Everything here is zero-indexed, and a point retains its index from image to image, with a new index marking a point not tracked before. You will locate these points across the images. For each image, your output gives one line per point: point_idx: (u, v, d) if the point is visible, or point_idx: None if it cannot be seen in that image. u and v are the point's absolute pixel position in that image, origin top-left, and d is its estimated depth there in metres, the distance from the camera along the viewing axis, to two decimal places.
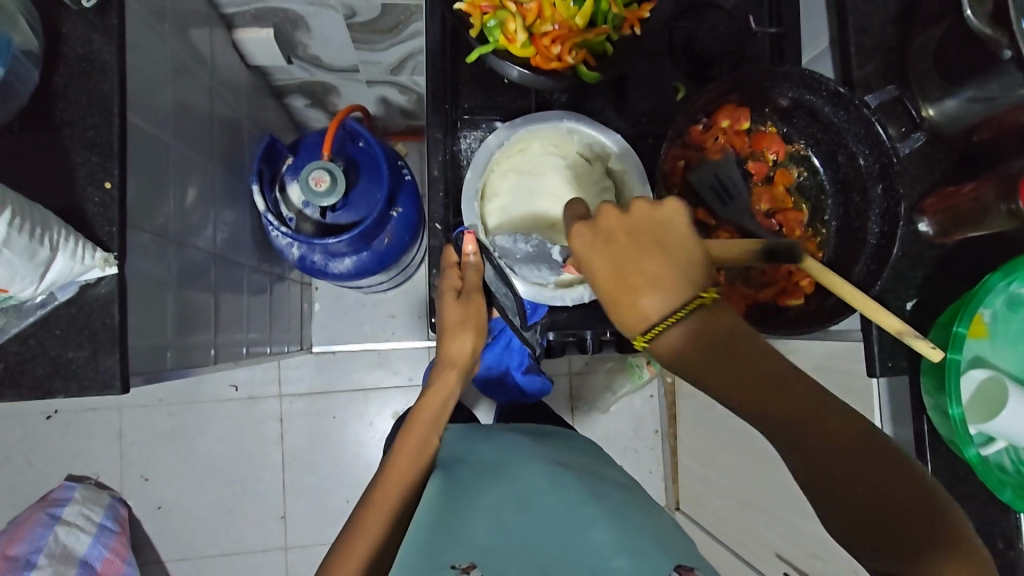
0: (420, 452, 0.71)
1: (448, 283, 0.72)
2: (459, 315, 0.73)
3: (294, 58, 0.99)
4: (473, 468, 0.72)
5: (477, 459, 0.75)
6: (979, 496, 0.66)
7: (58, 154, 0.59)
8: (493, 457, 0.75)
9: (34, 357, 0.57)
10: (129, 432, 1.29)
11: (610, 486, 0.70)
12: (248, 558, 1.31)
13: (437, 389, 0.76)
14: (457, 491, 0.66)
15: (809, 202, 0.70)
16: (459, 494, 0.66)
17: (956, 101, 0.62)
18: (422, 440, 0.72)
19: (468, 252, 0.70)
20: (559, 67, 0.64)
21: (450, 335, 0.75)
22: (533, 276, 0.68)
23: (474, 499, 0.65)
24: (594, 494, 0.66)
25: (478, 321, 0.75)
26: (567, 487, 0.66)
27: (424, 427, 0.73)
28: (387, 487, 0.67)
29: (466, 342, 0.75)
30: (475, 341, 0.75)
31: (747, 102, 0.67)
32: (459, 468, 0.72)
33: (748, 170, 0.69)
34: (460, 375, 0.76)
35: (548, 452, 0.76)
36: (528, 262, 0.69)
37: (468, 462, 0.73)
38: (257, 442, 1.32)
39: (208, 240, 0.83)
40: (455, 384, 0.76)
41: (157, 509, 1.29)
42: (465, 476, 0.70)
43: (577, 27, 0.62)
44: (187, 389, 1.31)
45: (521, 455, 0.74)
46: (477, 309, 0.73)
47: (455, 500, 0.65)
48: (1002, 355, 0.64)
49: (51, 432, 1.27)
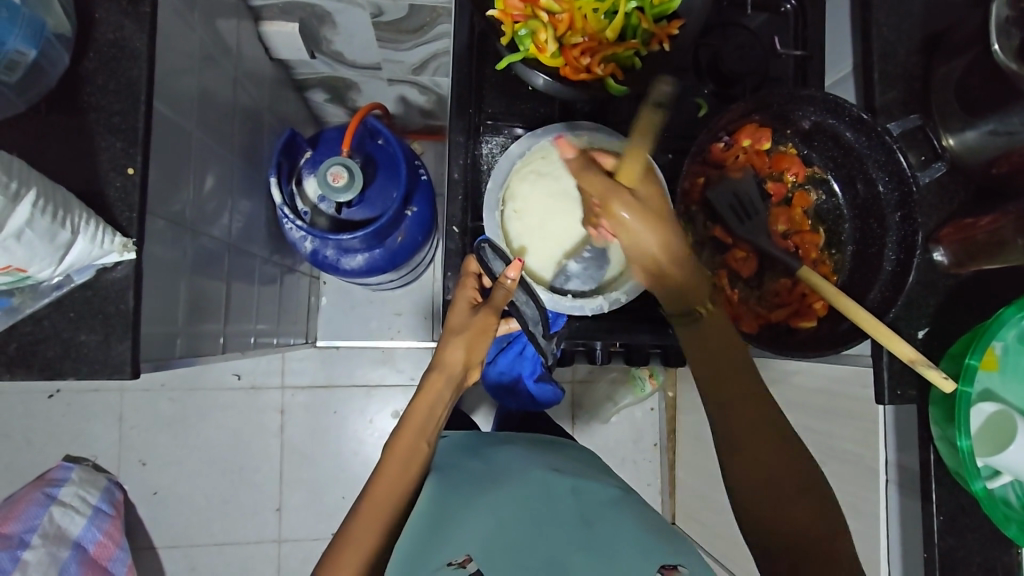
0: (409, 463, 0.68)
1: (464, 295, 0.71)
2: (462, 323, 0.71)
3: (318, 53, 1.00)
4: (469, 470, 0.73)
5: (470, 462, 0.75)
6: (983, 529, 0.67)
7: (83, 137, 0.59)
8: (489, 460, 0.76)
9: (46, 338, 0.57)
10: (129, 415, 1.30)
11: (605, 489, 0.70)
12: (239, 549, 1.31)
13: (423, 398, 0.72)
14: (454, 491, 0.68)
15: (826, 225, 0.70)
16: (456, 493, 0.67)
17: (977, 133, 0.62)
18: (410, 449, 0.69)
19: (507, 276, 0.68)
20: (588, 79, 0.63)
21: (445, 341, 0.72)
22: (520, 238, 0.71)
23: (472, 500, 0.66)
24: (590, 507, 0.66)
25: (479, 337, 0.72)
26: (562, 496, 0.67)
27: (413, 432, 0.70)
28: (376, 499, 0.64)
29: (461, 351, 0.72)
30: (471, 347, 0.72)
31: (769, 123, 0.67)
32: (455, 470, 0.73)
33: (767, 189, 0.69)
34: (449, 382, 0.73)
35: (546, 459, 0.77)
36: (527, 225, 0.70)
37: (465, 467, 0.74)
38: (256, 433, 1.33)
39: (223, 228, 0.83)
40: (444, 393, 0.73)
41: (152, 494, 1.29)
42: (462, 477, 0.71)
43: (606, 39, 0.63)
44: (189, 376, 1.31)
45: (520, 461, 0.75)
46: (482, 324, 0.71)
47: (452, 497, 0.66)
48: (1013, 390, 0.64)
49: (51, 412, 1.27)
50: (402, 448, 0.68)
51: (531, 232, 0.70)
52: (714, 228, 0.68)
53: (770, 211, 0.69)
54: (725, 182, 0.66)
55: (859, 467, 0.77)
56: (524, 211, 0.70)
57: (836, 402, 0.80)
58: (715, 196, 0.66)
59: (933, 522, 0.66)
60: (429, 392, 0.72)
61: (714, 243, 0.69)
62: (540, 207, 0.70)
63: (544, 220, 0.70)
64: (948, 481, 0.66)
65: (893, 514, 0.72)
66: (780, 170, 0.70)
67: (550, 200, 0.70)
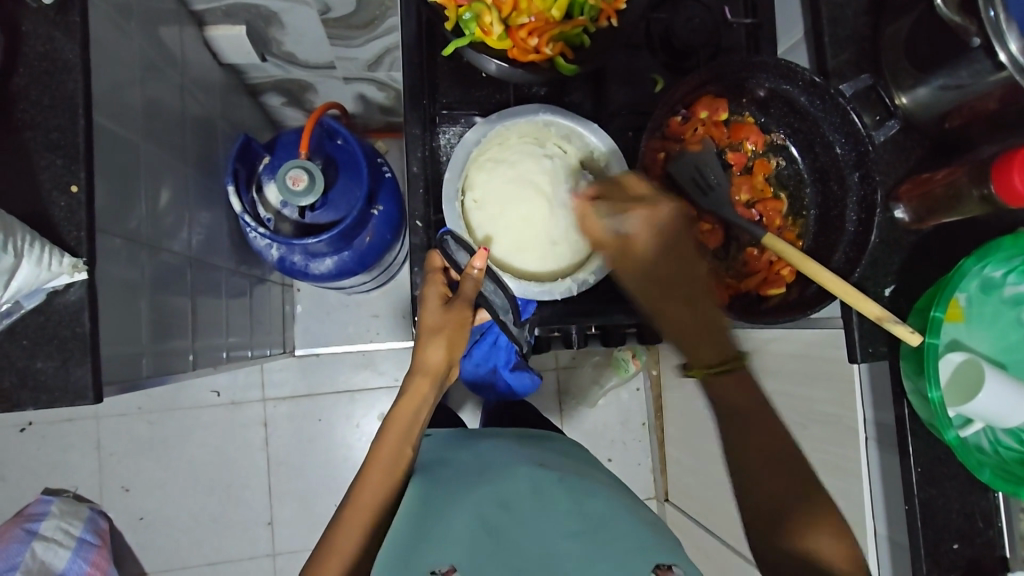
0: (393, 470, 0.68)
1: (434, 291, 0.70)
2: (437, 321, 0.70)
3: (268, 55, 0.98)
4: (453, 469, 0.73)
5: (455, 460, 0.75)
6: (959, 477, 0.68)
7: (20, 156, 0.57)
8: (475, 456, 0.76)
9: (0, 369, 0.55)
10: (107, 442, 1.28)
11: (593, 482, 0.70)
12: (234, 566, 1.30)
13: (407, 400, 0.72)
14: (440, 492, 0.67)
15: (788, 191, 0.70)
16: (438, 494, 0.67)
17: (928, 89, 0.63)
18: (394, 454, 0.69)
19: (473, 266, 0.67)
20: (537, 59, 0.63)
21: (424, 342, 0.71)
22: (482, 230, 0.70)
23: (457, 501, 0.65)
24: (579, 497, 0.66)
25: (456, 333, 0.71)
26: (550, 490, 0.66)
27: (397, 438, 0.70)
28: (361, 503, 0.65)
29: (440, 350, 0.71)
30: (451, 344, 0.72)
31: (724, 93, 0.67)
32: (441, 471, 0.72)
33: (727, 160, 0.69)
34: (432, 381, 0.73)
35: (534, 453, 0.76)
36: (489, 215, 0.70)
37: (449, 466, 0.74)
38: (240, 448, 1.31)
39: (184, 242, 0.81)
40: (429, 393, 0.73)
41: (139, 520, 1.28)
42: (447, 477, 0.71)
43: (554, 18, 0.62)
44: (166, 397, 1.30)
45: (507, 457, 0.74)
46: (458, 321, 0.70)
47: (436, 500, 0.66)
48: (978, 338, 0.66)
49: (25, 445, 1.25)
50: (385, 455, 0.69)
51: (494, 219, 0.70)
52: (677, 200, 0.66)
53: (732, 180, 0.69)
54: (685, 155, 0.66)
55: (839, 428, 0.78)
56: (484, 201, 0.70)
57: (810, 366, 0.81)
58: (677, 169, 0.65)
59: (912, 474, 0.67)
60: (411, 394, 0.72)
61: None
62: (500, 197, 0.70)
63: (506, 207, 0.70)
64: (923, 433, 0.67)
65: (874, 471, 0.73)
66: (739, 139, 0.69)
67: (512, 185, 0.70)
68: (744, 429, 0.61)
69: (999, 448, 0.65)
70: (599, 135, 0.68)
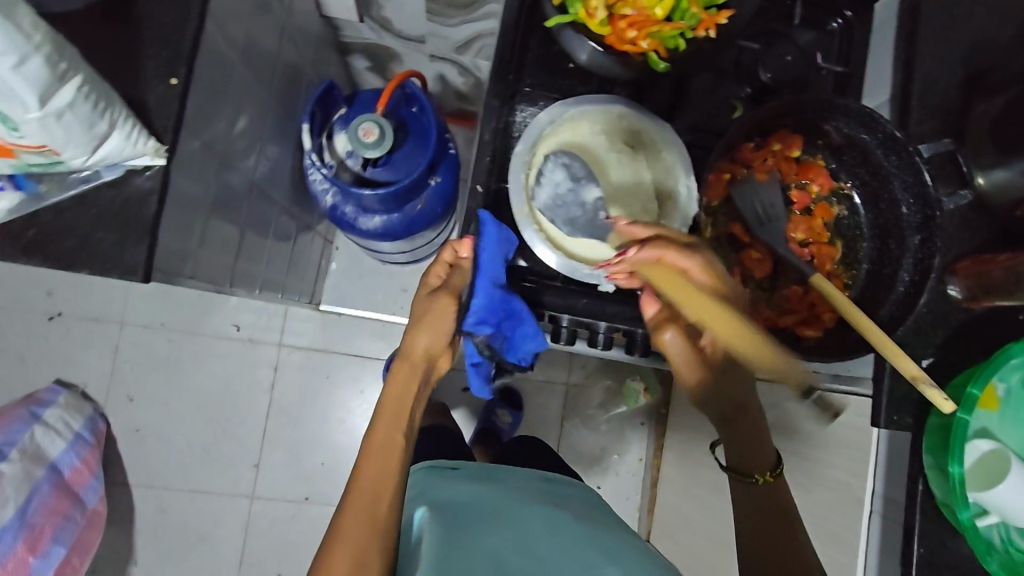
0: (388, 455, 0.63)
1: (427, 283, 0.72)
2: (424, 310, 0.70)
3: (366, 17, 1.03)
4: (475, 504, 0.72)
5: (476, 494, 0.74)
6: (963, 570, 0.65)
7: (131, 43, 0.60)
8: (494, 492, 0.75)
9: (65, 231, 0.58)
10: (124, 349, 1.36)
11: (615, 532, 0.69)
12: (212, 499, 1.34)
13: (395, 387, 0.68)
14: (462, 521, 0.67)
15: (844, 240, 0.70)
16: (458, 524, 0.66)
17: (1008, 171, 0.62)
18: (387, 436, 0.64)
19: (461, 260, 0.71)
20: (631, 50, 0.66)
21: (411, 330, 0.70)
22: (542, 204, 0.71)
23: (478, 536, 0.64)
24: (600, 543, 0.64)
25: (442, 324, 0.69)
26: (569, 533, 0.65)
27: (387, 421, 0.65)
28: (357, 495, 0.60)
29: (424, 338, 0.69)
30: (436, 333, 0.69)
31: (800, 131, 0.68)
32: (461, 504, 0.72)
33: (791, 197, 0.70)
34: (417, 371, 0.69)
35: (553, 501, 0.76)
36: (550, 193, 0.71)
37: (468, 497, 0.73)
38: (245, 386, 1.37)
39: (250, 167, 0.85)
40: (414, 386, 0.68)
41: (135, 432, 1.34)
42: (467, 510, 0.70)
43: (656, 17, 0.63)
44: (192, 319, 1.38)
45: (526, 501, 0.74)
46: (444, 308, 0.69)
47: (457, 530, 0.65)
48: (1010, 433, 0.61)
49: (51, 333, 1.34)
50: (377, 443, 0.63)
51: (553, 201, 0.71)
52: (734, 225, 0.68)
53: (790, 218, 0.69)
54: (750, 182, 0.66)
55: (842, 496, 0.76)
56: (547, 179, 0.71)
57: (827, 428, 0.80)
58: (740, 195, 0.66)
59: (913, 555, 0.65)
60: (392, 387, 0.68)
61: (732, 242, 0.69)
62: (564, 180, 0.71)
63: (567, 188, 0.72)
64: (932, 515, 0.65)
65: (872, 545, 0.71)
66: (806, 179, 0.70)
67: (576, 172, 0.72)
68: (772, 528, 0.64)
69: (1011, 548, 0.60)
70: (666, 133, 0.71)
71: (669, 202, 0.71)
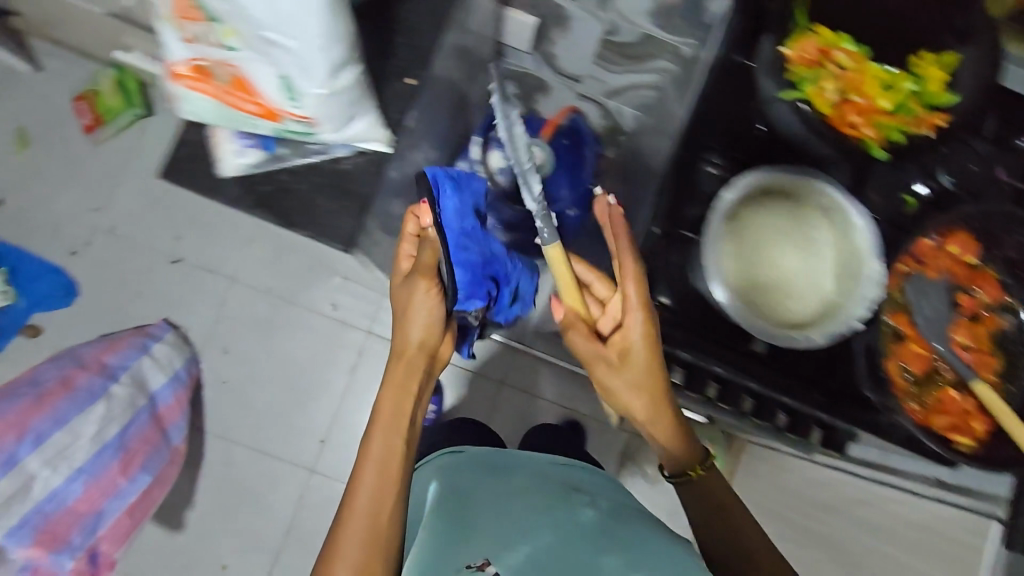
0: (387, 460, 0.75)
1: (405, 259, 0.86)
2: (405, 291, 0.83)
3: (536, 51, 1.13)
4: (478, 488, 0.87)
5: (479, 481, 0.89)
6: None
7: None
8: (500, 480, 0.90)
9: None
10: (230, 304, 1.43)
11: (606, 515, 0.82)
12: (276, 463, 1.40)
13: (390, 391, 0.79)
14: (466, 500, 0.84)
15: (1002, 351, 0.91)
16: (464, 500, 0.84)
17: None
18: (387, 446, 0.76)
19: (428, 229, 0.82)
20: (854, 132, 0.91)
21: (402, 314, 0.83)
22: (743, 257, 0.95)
23: (479, 514, 0.80)
24: (587, 524, 0.79)
25: (430, 306, 0.81)
26: (556, 506, 0.82)
27: (387, 433, 0.77)
28: (359, 494, 0.73)
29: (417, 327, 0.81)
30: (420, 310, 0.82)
31: (977, 240, 0.89)
32: (466, 487, 0.87)
33: (962, 300, 0.91)
34: (411, 361, 0.81)
35: (545, 486, 0.88)
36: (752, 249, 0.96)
37: (471, 490, 0.86)
38: (329, 363, 1.43)
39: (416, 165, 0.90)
40: (409, 373, 0.81)
41: (221, 383, 1.41)
42: (472, 495, 0.85)
43: (882, 109, 0.90)
44: (293, 290, 1.45)
45: (524, 484, 0.89)
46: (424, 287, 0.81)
47: (463, 510, 0.81)
48: None
49: (170, 275, 1.44)
50: (376, 450, 0.75)
51: (750, 255, 0.95)
52: (899, 312, 0.90)
53: (958, 321, 0.91)
54: (924, 279, 0.90)
55: None
56: (755, 239, 0.96)
57: None
58: (915, 287, 0.90)
59: None
60: (394, 378, 0.80)
61: None
62: (778, 245, 0.96)
63: (758, 242, 0.96)
64: None
65: None
66: (976, 285, 0.91)
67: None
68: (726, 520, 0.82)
69: None
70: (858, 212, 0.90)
71: (844, 282, 0.92)
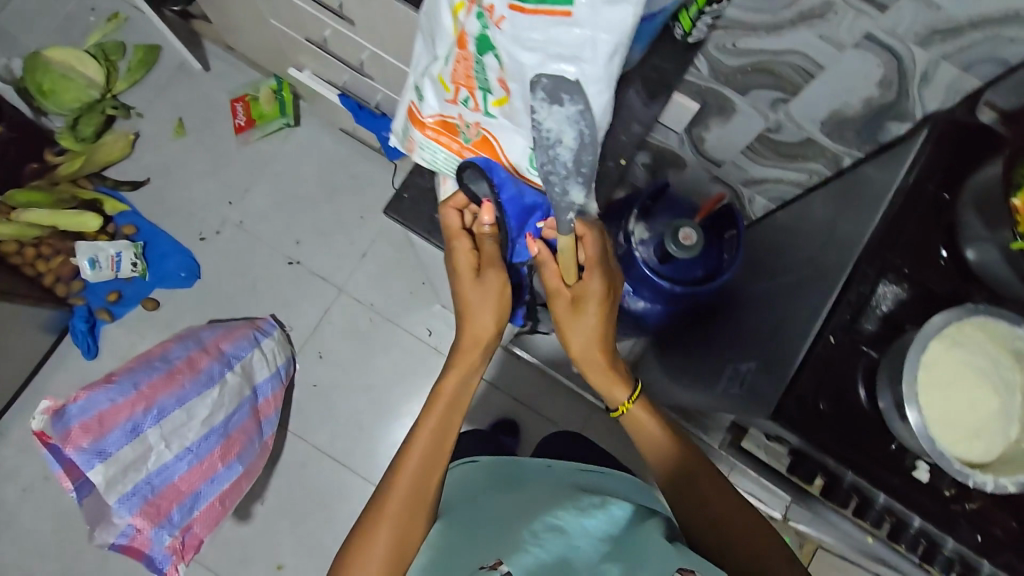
0: (429, 453, 0.71)
1: (463, 249, 0.74)
2: (468, 276, 0.74)
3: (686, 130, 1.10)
4: (487, 497, 0.80)
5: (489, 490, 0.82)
6: None
7: None
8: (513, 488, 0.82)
9: None
10: (333, 312, 1.50)
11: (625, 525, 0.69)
12: (347, 475, 1.42)
13: (452, 376, 0.75)
14: (477, 514, 0.76)
15: None
16: (474, 518, 0.75)
17: None
18: (433, 442, 0.72)
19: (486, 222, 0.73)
20: None
21: (475, 311, 0.75)
22: None
23: (484, 524, 0.72)
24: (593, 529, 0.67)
25: (500, 295, 0.74)
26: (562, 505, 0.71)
27: (428, 426, 0.73)
28: (393, 493, 0.69)
29: (488, 321, 0.74)
30: (493, 303, 0.74)
31: None
32: (474, 500, 0.80)
33: None
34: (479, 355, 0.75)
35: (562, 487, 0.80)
36: None
37: (484, 498, 0.79)
38: (414, 387, 1.47)
39: None
40: (473, 364, 0.75)
41: (311, 387, 1.46)
42: (480, 508, 0.77)
43: None
44: (394, 310, 1.50)
45: (540, 489, 0.80)
46: (501, 284, 0.73)
47: (468, 525, 0.73)
48: None
49: (286, 275, 1.52)
50: (418, 442, 0.72)
51: None
52: None
53: None
54: None
55: None
56: None
57: None
58: None
59: None
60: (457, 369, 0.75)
61: None
62: None
63: None
64: None
65: None
66: None
67: (992, 369, 0.65)
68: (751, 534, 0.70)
69: None
70: None
71: None
